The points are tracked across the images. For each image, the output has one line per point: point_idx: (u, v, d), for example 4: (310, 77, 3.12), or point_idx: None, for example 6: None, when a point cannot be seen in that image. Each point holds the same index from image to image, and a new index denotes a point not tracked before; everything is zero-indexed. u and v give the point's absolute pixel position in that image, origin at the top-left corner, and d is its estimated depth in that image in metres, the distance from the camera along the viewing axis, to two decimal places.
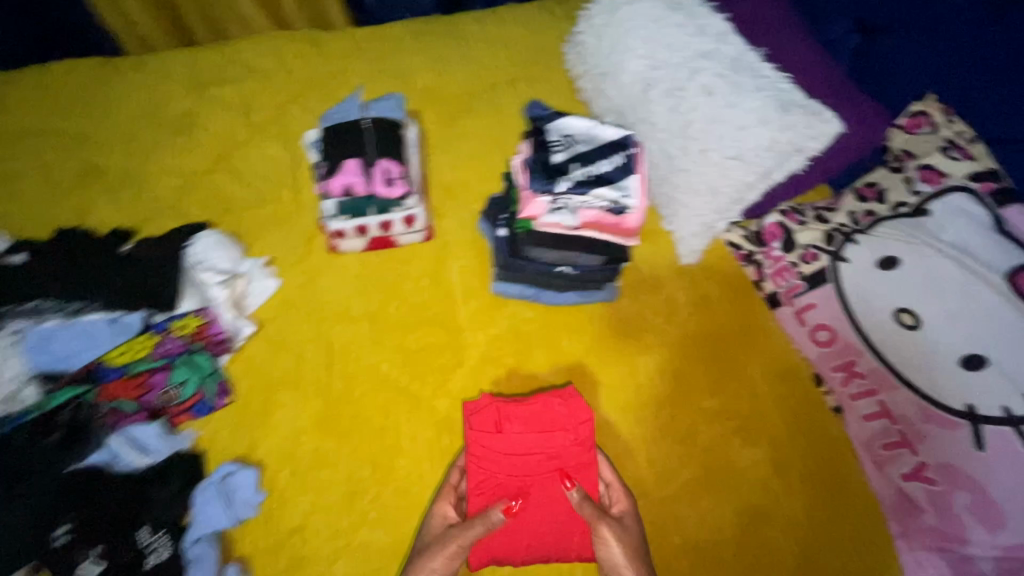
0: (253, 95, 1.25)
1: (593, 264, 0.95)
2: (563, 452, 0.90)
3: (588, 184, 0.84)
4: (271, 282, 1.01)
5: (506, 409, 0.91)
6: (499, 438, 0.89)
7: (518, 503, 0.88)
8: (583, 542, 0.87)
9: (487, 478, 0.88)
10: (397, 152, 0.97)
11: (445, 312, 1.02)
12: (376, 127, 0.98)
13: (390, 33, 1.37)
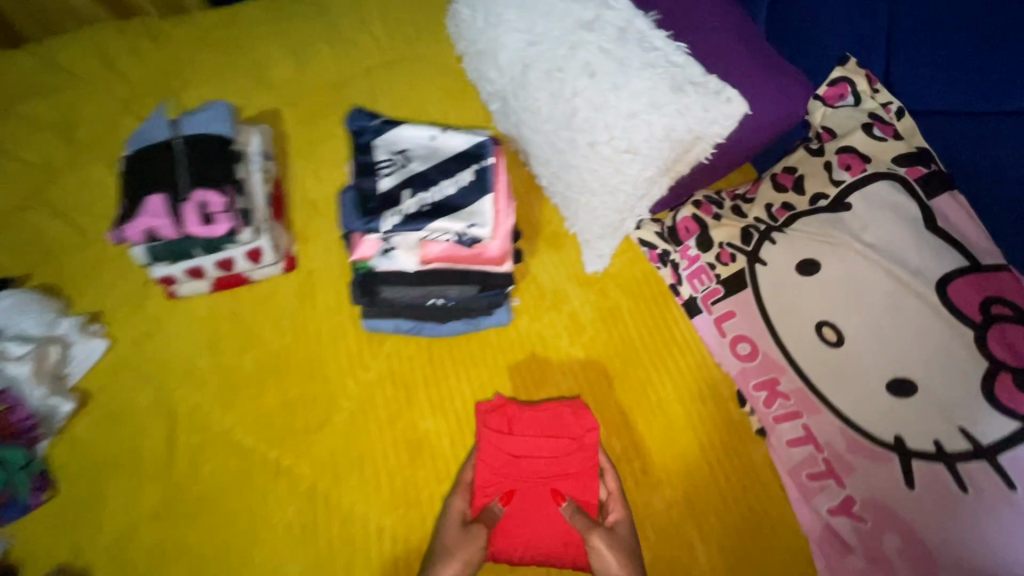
0: (74, 107, 1.04)
1: (468, 294, 0.79)
2: (563, 460, 0.82)
3: (425, 218, 0.62)
4: (95, 343, 0.85)
5: (519, 412, 0.84)
6: (506, 443, 0.82)
7: (520, 507, 0.80)
8: (578, 553, 0.77)
9: (497, 479, 0.80)
10: (220, 178, 0.80)
11: (310, 358, 0.87)
12: (191, 149, 0.80)
13: (244, 18, 1.16)
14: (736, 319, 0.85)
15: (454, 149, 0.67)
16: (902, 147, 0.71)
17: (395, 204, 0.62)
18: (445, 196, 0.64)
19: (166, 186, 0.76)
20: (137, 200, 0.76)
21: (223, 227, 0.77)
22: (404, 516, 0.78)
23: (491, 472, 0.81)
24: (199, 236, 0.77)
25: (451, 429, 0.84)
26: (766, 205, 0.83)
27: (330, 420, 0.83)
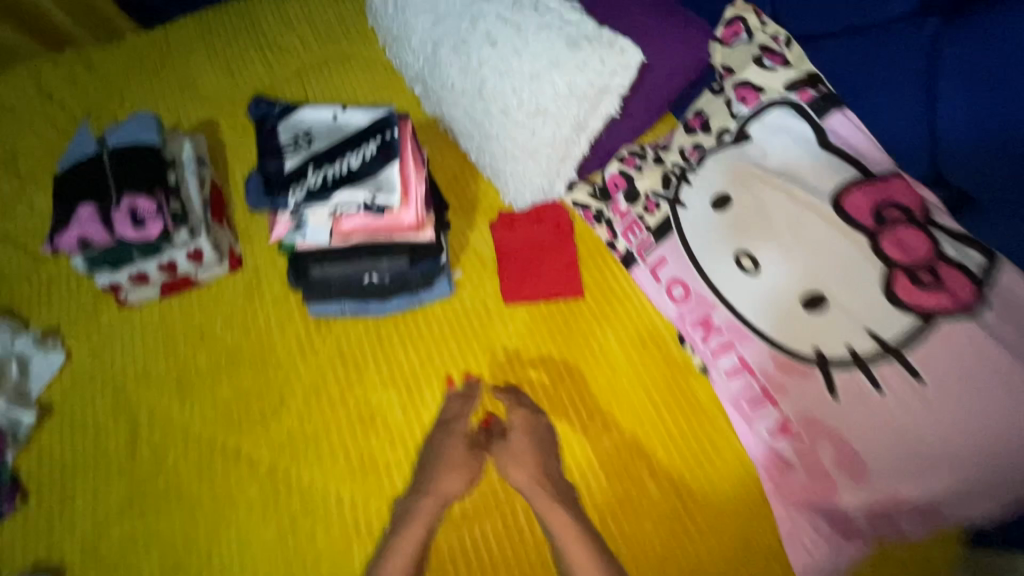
0: (17, 139, 1.07)
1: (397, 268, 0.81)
2: (550, 241, 0.97)
3: (333, 189, 0.67)
4: (55, 356, 0.87)
5: (519, 215, 1.00)
6: (511, 238, 0.97)
7: (529, 267, 0.95)
8: (570, 285, 0.94)
9: (507, 253, 0.96)
10: (148, 182, 0.83)
11: (261, 349, 0.90)
12: (118, 158, 0.83)
13: (176, 36, 1.19)
14: (669, 263, 0.87)
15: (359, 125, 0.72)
16: (794, 72, 0.74)
17: (303, 181, 0.67)
18: (350, 169, 0.68)
19: (94, 197, 0.80)
20: (69, 212, 0.80)
21: (157, 228, 0.81)
22: (362, 485, 0.81)
23: (502, 257, 0.96)
24: (135, 239, 0.81)
25: (404, 398, 0.87)
26: (680, 149, 0.86)
27: (286, 403, 0.86)
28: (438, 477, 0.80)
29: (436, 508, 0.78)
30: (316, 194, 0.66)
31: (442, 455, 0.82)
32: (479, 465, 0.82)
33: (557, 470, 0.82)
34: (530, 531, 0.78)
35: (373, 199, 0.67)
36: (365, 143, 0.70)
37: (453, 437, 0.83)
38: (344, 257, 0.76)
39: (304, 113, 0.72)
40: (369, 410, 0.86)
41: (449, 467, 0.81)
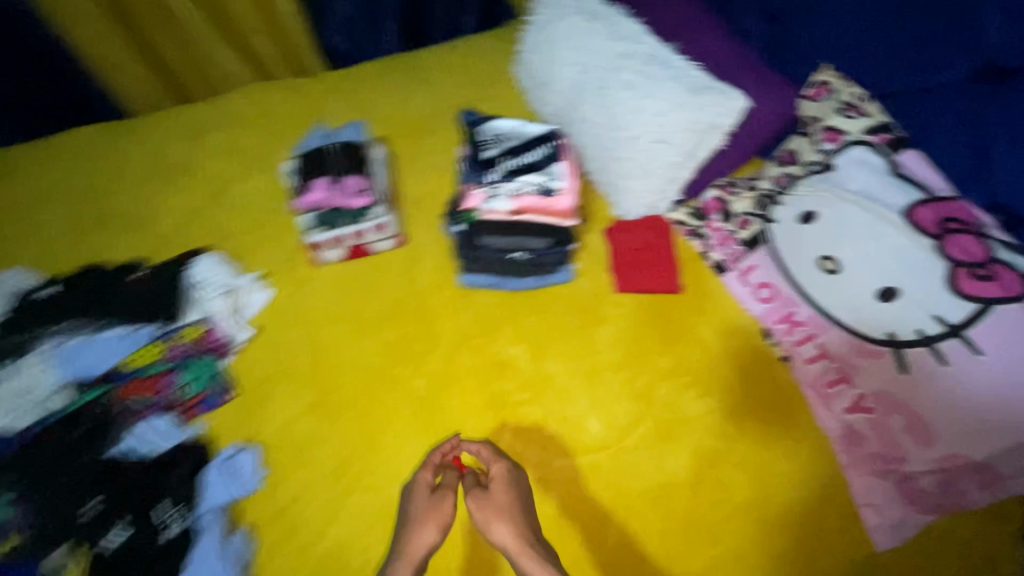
0: (243, 139, 1.41)
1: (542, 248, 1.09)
2: (653, 245, 1.15)
3: (520, 172, 1.02)
4: (265, 293, 1.14)
5: (627, 223, 1.20)
6: (621, 240, 1.17)
7: (636, 264, 1.14)
8: (668, 282, 1.12)
9: (619, 251, 1.16)
10: (361, 169, 1.14)
11: (419, 305, 1.13)
12: (342, 150, 1.15)
13: (361, 74, 1.54)
14: (757, 269, 1.04)
15: (533, 136, 1.09)
16: (871, 121, 0.95)
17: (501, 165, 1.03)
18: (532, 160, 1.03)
19: (326, 172, 1.13)
20: (306, 180, 1.12)
21: (365, 199, 1.12)
22: (496, 414, 1.00)
23: (614, 255, 1.16)
24: (348, 204, 1.11)
25: (530, 354, 1.06)
26: (772, 177, 1.07)
27: (436, 347, 1.07)
28: (414, 524, 0.85)
29: (415, 561, 0.82)
30: (510, 173, 1.01)
31: (415, 511, 0.87)
32: (449, 503, 0.88)
33: (655, 425, 0.96)
34: (630, 473, 0.92)
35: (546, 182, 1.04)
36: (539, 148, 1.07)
37: (416, 487, 0.90)
38: (512, 232, 1.05)
39: (500, 125, 1.09)
40: (501, 361, 1.05)
41: (420, 518, 0.85)
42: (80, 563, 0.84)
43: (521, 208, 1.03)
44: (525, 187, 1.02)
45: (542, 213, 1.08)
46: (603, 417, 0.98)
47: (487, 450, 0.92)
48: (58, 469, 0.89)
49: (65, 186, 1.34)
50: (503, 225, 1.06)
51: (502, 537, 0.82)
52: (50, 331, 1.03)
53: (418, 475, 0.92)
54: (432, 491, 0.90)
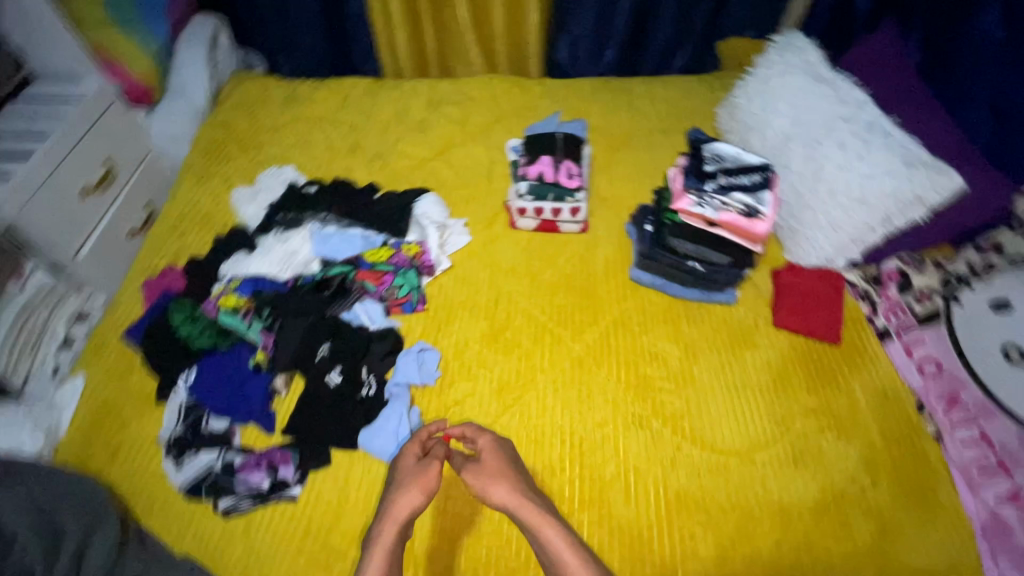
0: (470, 115, 1.68)
1: (720, 264, 1.19)
2: (822, 293, 1.21)
3: (732, 191, 1.14)
4: (464, 237, 1.34)
5: (799, 268, 1.27)
6: (790, 280, 1.24)
7: (801, 306, 1.20)
8: (829, 331, 1.17)
9: (786, 290, 1.23)
10: (577, 158, 1.31)
11: (589, 284, 1.27)
12: (565, 140, 1.35)
13: (577, 86, 1.76)
14: (926, 343, 1.09)
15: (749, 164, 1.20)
16: None
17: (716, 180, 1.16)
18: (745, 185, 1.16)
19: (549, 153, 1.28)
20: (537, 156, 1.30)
21: (575, 183, 1.26)
22: (641, 393, 1.09)
23: (779, 292, 1.23)
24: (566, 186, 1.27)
25: (681, 353, 1.15)
26: (967, 262, 1.12)
27: (597, 321, 1.21)
28: (404, 484, 0.88)
29: (398, 522, 0.84)
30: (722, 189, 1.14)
31: (400, 476, 0.91)
32: (434, 472, 0.90)
33: (790, 451, 1.02)
34: (757, 485, 0.98)
35: (754, 205, 1.12)
36: (753, 175, 1.18)
37: (404, 457, 0.93)
38: (702, 241, 1.18)
39: (720, 146, 1.22)
40: (653, 351, 1.15)
41: (406, 483, 0.88)
42: (293, 392, 1.07)
43: (721, 222, 1.14)
44: (734, 204, 1.13)
45: (741, 232, 1.15)
46: (739, 426, 1.06)
47: (471, 429, 0.97)
48: (302, 314, 1.13)
49: (330, 117, 1.68)
50: (696, 233, 1.18)
51: (501, 497, 0.86)
52: (311, 217, 1.30)
53: (404, 450, 0.95)
54: (419, 461, 0.94)
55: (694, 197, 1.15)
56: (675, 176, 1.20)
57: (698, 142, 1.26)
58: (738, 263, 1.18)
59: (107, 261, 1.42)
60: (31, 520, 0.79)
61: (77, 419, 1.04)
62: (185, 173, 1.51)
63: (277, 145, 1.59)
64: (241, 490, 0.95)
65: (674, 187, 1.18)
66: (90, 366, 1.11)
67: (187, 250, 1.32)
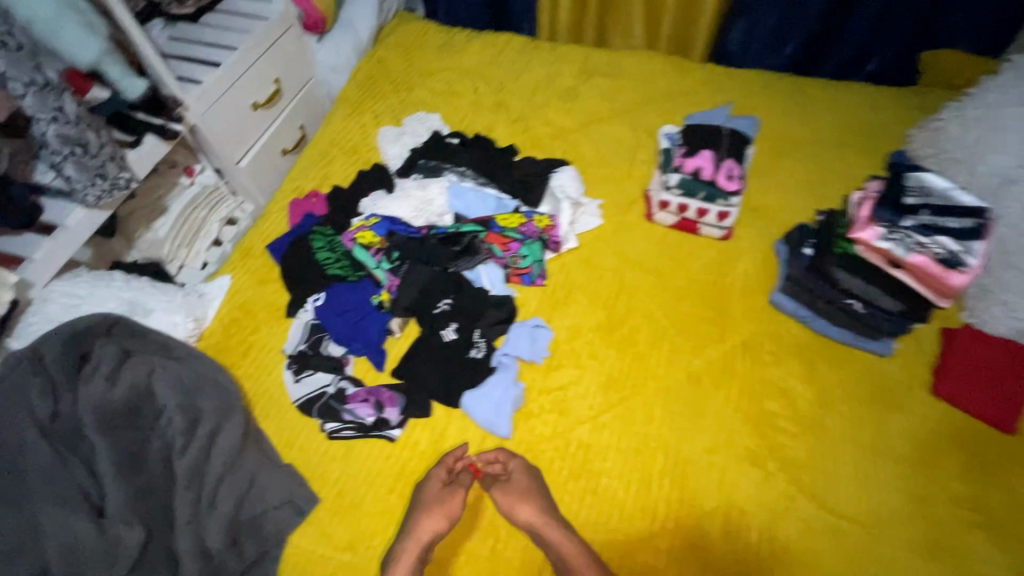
0: (622, 90, 1.58)
1: (888, 308, 1.05)
2: (1003, 369, 1.02)
3: (931, 231, 0.98)
4: (595, 220, 1.28)
5: (981, 334, 1.07)
6: (967, 346, 1.05)
7: (975, 379, 1.01)
8: (1005, 416, 0.98)
9: (958, 356, 1.04)
10: (740, 159, 1.18)
11: (721, 297, 1.17)
12: (731, 136, 1.20)
13: (746, 77, 1.59)
14: None
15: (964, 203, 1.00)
16: None
17: (914, 215, 1.00)
18: (951, 228, 0.98)
19: (712, 148, 1.17)
20: (697, 149, 1.18)
21: (735, 186, 1.15)
22: (761, 428, 1.00)
23: (950, 357, 1.05)
24: (723, 189, 1.16)
25: (811, 396, 1.03)
26: None
27: (723, 338, 1.12)
28: (425, 506, 0.86)
29: (419, 543, 0.82)
30: (921, 226, 0.98)
31: (421, 498, 0.88)
32: (458, 500, 0.88)
33: (928, 542, 0.88)
34: (878, 567, 0.87)
35: (960, 255, 0.95)
36: (965, 216, 0.99)
37: (429, 480, 0.91)
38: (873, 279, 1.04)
39: (928, 175, 1.04)
40: (780, 388, 1.04)
41: (428, 507, 0.85)
42: (407, 336, 1.11)
43: (910, 264, 0.98)
44: (932, 247, 0.97)
45: (929, 283, 0.99)
46: (868, 493, 0.93)
47: (502, 453, 0.94)
48: (429, 264, 1.14)
49: (479, 70, 1.64)
50: (873, 268, 1.04)
51: (526, 517, 0.85)
52: (450, 169, 1.30)
53: (429, 474, 0.92)
54: (444, 486, 0.90)
55: (883, 228, 0.99)
56: (858, 202, 1.06)
57: (898, 166, 1.10)
58: (913, 309, 1.02)
59: (262, 174, 1.52)
60: (178, 396, 0.88)
61: (221, 315, 1.13)
62: (340, 104, 1.56)
63: (424, 90, 1.59)
64: (347, 418, 0.99)
65: (856, 215, 1.05)
66: (236, 270, 1.20)
67: (331, 179, 1.37)
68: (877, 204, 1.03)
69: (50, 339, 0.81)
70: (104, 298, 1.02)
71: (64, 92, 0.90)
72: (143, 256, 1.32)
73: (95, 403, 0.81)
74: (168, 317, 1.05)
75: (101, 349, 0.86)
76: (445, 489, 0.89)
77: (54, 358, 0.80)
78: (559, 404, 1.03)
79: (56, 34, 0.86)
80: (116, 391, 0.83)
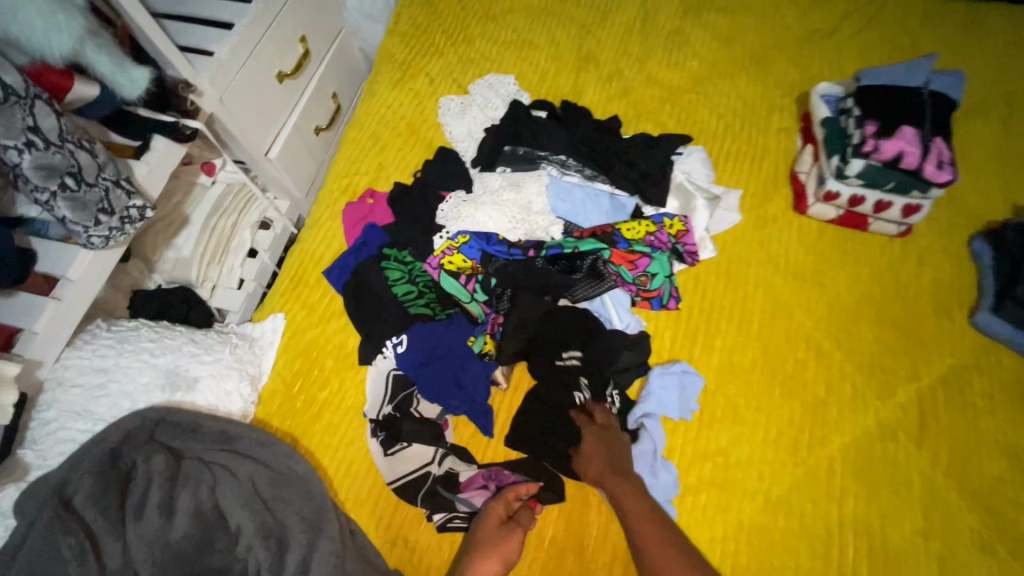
0: (742, 32, 1.23)
1: None
2: None
3: None
4: (733, 216, 1.00)
5: None
6: None
7: None
8: None
9: None
10: (948, 134, 0.91)
11: (913, 318, 0.92)
12: (935, 102, 0.92)
13: (903, 6, 1.23)
14: None
15: None
16: None
17: None
18: None
19: (912, 123, 0.90)
20: (893, 125, 0.90)
21: (947, 175, 0.89)
22: (981, 501, 0.79)
23: None
24: (927, 180, 0.90)
25: None
26: None
27: (919, 376, 0.87)
28: (483, 548, 0.73)
29: None
30: None
31: (477, 537, 0.74)
32: (518, 541, 0.74)
33: None
34: None
35: None
36: None
37: (484, 516, 0.76)
38: None
39: None
40: (1001, 444, 0.82)
41: (482, 549, 0.72)
42: (519, 390, 0.88)
43: None
44: None
45: None
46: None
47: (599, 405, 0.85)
48: (543, 294, 0.91)
49: (553, 10, 1.28)
50: None
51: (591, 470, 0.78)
52: (547, 159, 1.02)
53: (486, 507, 0.77)
54: (503, 522, 0.76)
55: None
56: None
57: None
58: None
59: (295, 162, 1.23)
60: (255, 515, 0.71)
61: (280, 368, 0.89)
62: (382, 64, 1.21)
63: (488, 41, 1.24)
64: (460, 508, 0.79)
65: None
66: (289, 303, 0.95)
67: (388, 172, 1.07)
68: None
69: (77, 477, 0.68)
70: (134, 370, 0.77)
71: (37, 100, 0.62)
72: (167, 279, 1.07)
73: (156, 546, 0.67)
74: (220, 384, 0.81)
75: (146, 463, 0.71)
76: (505, 529, 0.75)
77: (88, 502, 0.67)
78: (722, 475, 0.82)
79: (14, 15, 0.59)
80: (177, 524, 0.69)
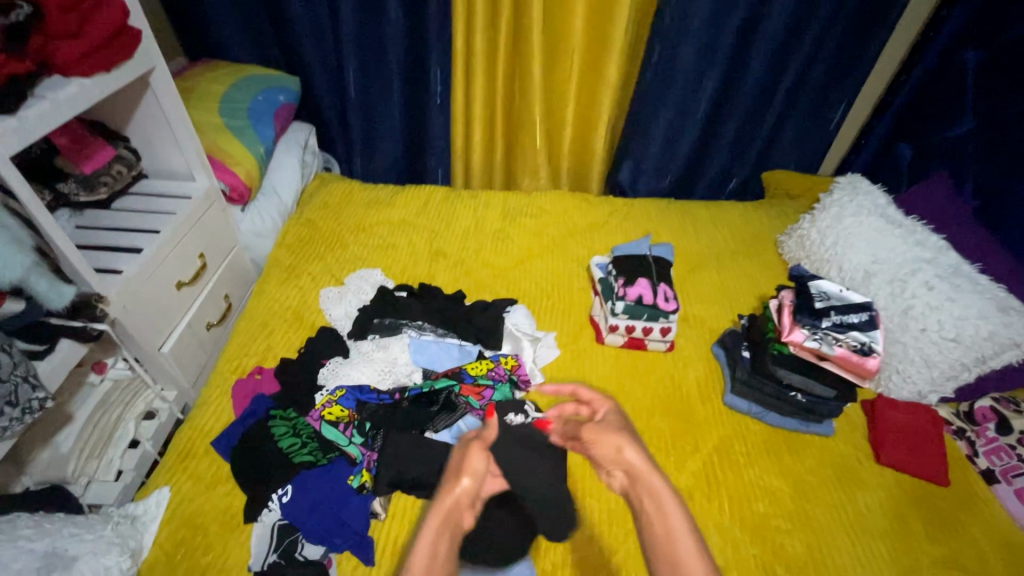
0: (544, 227, 1.76)
1: (826, 396, 1.19)
2: (917, 423, 1.21)
3: (844, 327, 1.20)
4: (553, 350, 1.34)
5: (883, 400, 1.27)
6: (890, 417, 1.22)
7: (901, 444, 1.17)
8: (934, 470, 1.14)
9: (887, 432, 1.19)
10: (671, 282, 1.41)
11: (687, 406, 1.26)
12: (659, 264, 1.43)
13: (643, 205, 1.87)
14: None
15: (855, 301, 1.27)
16: None
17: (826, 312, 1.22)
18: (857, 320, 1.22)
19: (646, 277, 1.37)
20: (635, 278, 1.38)
21: (674, 305, 1.34)
22: (758, 532, 1.04)
23: (877, 435, 1.20)
24: (665, 310, 1.32)
25: (785, 488, 1.12)
26: None
27: (700, 447, 1.18)
28: (456, 469, 0.87)
29: (444, 505, 0.81)
30: (837, 323, 1.19)
31: (450, 466, 0.89)
32: (479, 455, 0.88)
33: None
34: None
35: (869, 343, 1.17)
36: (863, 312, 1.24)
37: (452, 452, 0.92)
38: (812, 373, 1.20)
39: (825, 283, 1.31)
40: (762, 486, 1.12)
41: (451, 471, 0.86)
42: (395, 516, 1.02)
43: (836, 356, 1.17)
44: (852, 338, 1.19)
45: (849, 367, 1.19)
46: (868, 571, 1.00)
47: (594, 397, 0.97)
48: (409, 427, 1.12)
49: (410, 221, 1.73)
50: (809, 364, 1.22)
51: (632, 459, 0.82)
52: (408, 325, 1.32)
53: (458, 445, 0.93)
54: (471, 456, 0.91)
55: (809, 330, 1.20)
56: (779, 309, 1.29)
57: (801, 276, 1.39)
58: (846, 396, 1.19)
59: (186, 356, 1.38)
60: None
61: (162, 540, 0.95)
62: (271, 269, 1.50)
63: (361, 246, 1.61)
64: None
65: (783, 320, 1.25)
66: (175, 476, 1.03)
67: (275, 351, 1.28)
68: (799, 309, 1.24)
69: None
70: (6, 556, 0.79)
71: None
72: (37, 480, 1.06)
73: None
74: (98, 559, 0.85)
75: None
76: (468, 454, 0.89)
77: None
78: (572, 554, 0.98)
79: None
80: None
